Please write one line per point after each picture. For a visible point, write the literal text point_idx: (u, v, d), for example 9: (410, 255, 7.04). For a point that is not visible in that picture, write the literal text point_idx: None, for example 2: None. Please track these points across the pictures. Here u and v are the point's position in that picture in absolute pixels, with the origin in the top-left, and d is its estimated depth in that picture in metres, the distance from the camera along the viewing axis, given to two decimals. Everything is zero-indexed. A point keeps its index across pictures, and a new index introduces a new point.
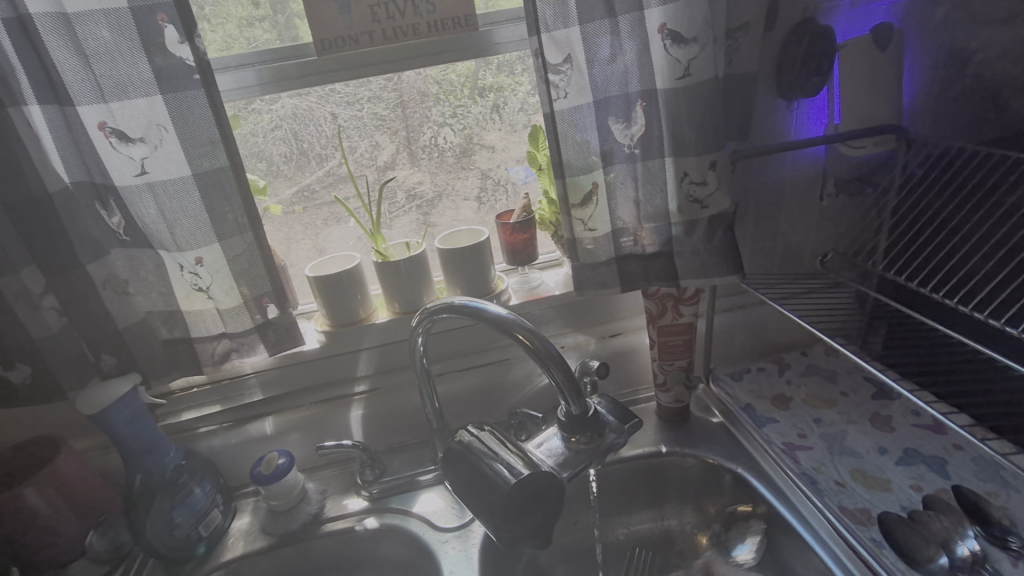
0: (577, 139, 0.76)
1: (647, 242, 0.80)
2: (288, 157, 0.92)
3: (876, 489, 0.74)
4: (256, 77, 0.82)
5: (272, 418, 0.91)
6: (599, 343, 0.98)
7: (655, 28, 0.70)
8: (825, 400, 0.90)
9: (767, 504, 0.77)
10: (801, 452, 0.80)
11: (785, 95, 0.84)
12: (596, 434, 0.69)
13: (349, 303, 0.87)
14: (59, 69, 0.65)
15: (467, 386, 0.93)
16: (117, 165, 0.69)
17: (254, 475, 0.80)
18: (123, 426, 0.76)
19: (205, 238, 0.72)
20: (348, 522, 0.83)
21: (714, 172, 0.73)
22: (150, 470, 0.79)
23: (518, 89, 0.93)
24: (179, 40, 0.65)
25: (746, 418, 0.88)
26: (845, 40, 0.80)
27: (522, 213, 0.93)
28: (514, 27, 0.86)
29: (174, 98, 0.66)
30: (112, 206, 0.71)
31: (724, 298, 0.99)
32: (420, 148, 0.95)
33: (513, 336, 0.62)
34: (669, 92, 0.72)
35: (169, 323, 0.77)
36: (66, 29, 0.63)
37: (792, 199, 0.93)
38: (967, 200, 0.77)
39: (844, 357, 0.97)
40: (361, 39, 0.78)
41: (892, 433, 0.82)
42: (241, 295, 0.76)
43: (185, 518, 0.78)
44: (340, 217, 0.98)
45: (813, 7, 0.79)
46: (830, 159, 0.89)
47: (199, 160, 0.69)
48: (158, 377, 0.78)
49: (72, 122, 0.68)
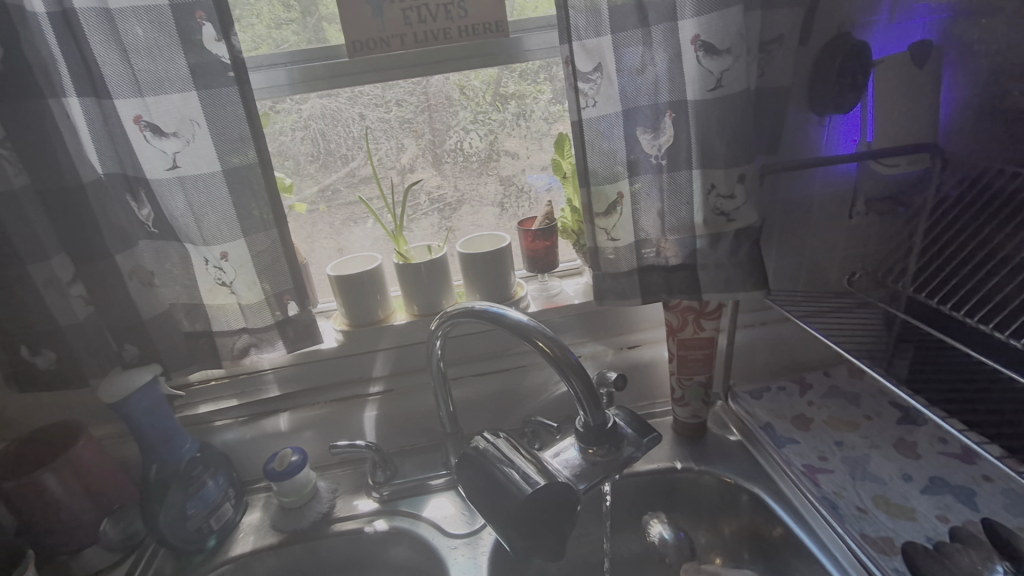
0: (604, 148, 0.75)
1: (670, 254, 0.80)
2: (313, 157, 0.93)
3: (899, 516, 0.71)
4: (288, 78, 0.84)
5: (287, 414, 0.91)
6: (616, 355, 0.96)
7: (688, 39, 0.69)
8: (847, 422, 0.87)
9: (785, 526, 0.76)
10: (821, 475, 0.79)
11: (817, 109, 0.83)
12: (612, 447, 0.69)
13: (367, 302, 0.87)
14: (99, 62, 0.66)
15: (482, 392, 0.92)
16: (150, 159, 0.70)
17: (267, 471, 0.80)
18: (141, 416, 0.75)
19: (231, 234, 0.73)
20: (358, 522, 0.82)
21: (742, 185, 0.73)
22: (166, 461, 0.78)
23: (540, 97, 0.93)
24: (216, 38, 0.66)
25: (765, 438, 0.86)
26: (880, 57, 0.79)
27: (544, 220, 0.92)
28: (544, 35, 0.86)
29: (209, 95, 0.68)
30: (142, 199, 0.73)
31: (746, 314, 0.98)
32: (445, 152, 0.95)
33: (533, 343, 0.63)
34: (699, 103, 0.71)
35: (191, 315, 0.78)
36: (108, 24, 0.65)
37: (821, 215, 0.91)
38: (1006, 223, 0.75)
39: (868, 380, 0.94)
40: (392, 42, 0.79)
41: (917, 459, 0.79)
42: (264, 290, 0.76)
43: (197, 511, 0.78)
44: (360, 218, 0.98)
45: (849, 22, 0.80)
46: (861, 176, 0.88)
47: (229, 156, 0.70)
48: (179, 369, 0.79)
49: (108, 115, 0.69)
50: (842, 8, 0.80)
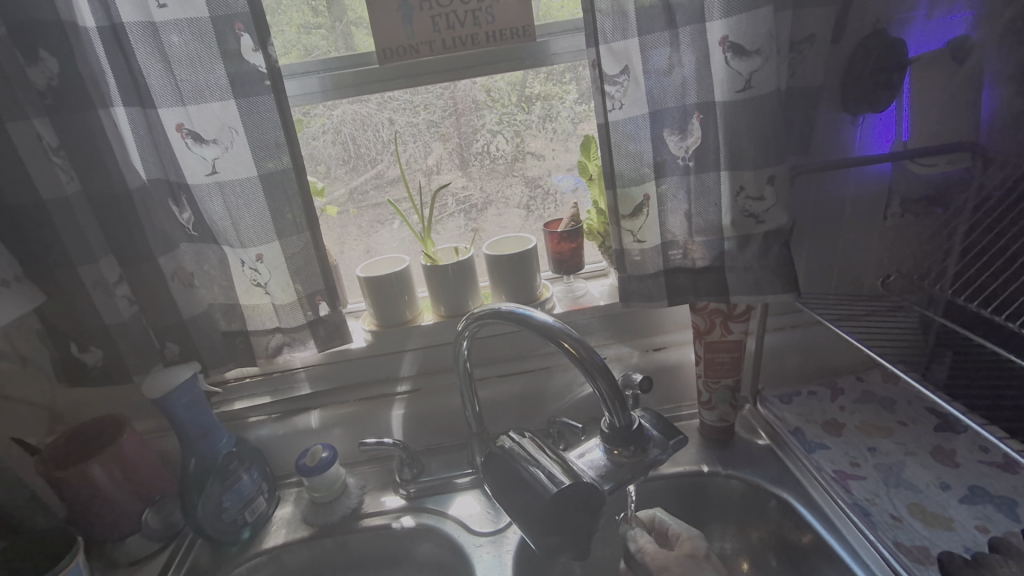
0: (630, 150, 0.76)
1: (697, 256, 0.79)
2: (343, 160, 0.95)
3: (936, 526, 0.69)
4: (320, 84, 0.87)
5: (317, 411, 0.94)
6: (642, 356, 0.96)
7: (717, 40, 0.69)
8: (881, 428, 0.85)
9: (815, 532, 0.74)
10: (853, 481, 0.77)
11: (850, 109, 0.82)
12: (638, 449, 0.69)
13: (395, 303, 0.88)
14: (144, 73, 0.70)
15: (508, 393, 0.93)
16: (191, 165, 0.73)
17: (299, 466, 0.82)
18: (181, 411, 0.79)
19: (266, 236, 0.76)
20: (385, 518, 0.84)
21: (771, 188, 0.72)
22: (204, 455, 0.81)
23: (566, 98, 0.93)
24: (253, 48, 0.69)
25: (794, 442, 0.84)
26: (917, 54, 0.78)
27: (569, 221, 0.93)
28: (571, 38, 0.87)
29: (247, 103, 0.70)
30: (183, 203, 0.76)
31: (776, 317, 0.96)
32: (471, 155, 0.97)
33: (559, 344, 0.63)
34: (727, 105, 0.71)
35: (228, 315, 0.82)
36: (152, 37, 0.69)
37: (854, 217, 0.89)
38: None
39: (903, 385, 0.92)
40: (421, 49, 0.81)
41: (956, 468, 0.77)
42: (296, 291, 0.79)
43: (233, 503, 0.81)
44: (386, 219, 1.00)
45: (885, 19, 0.77)
46: (897, 176, 0.86)
47: (265, 162, 0.73)
48: (217, 367, 0.82)
49: (152, 124, 0.73)
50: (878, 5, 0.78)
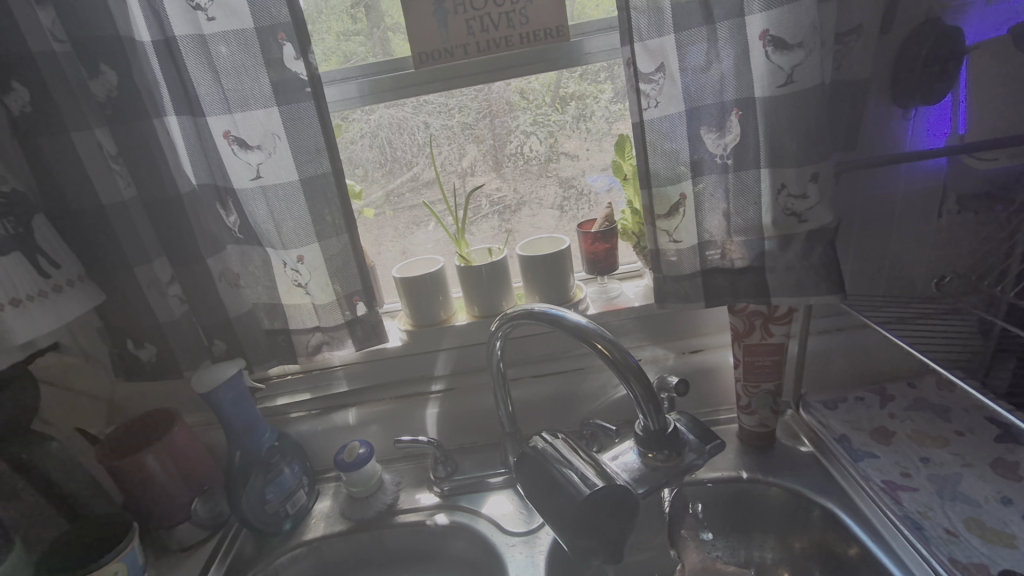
0: (666, 148, 0.75)
1: (735, 256, 0.77)
2: (379, 163, 0.97)
3: (995, 543, 0.65)
4: (357, 90, 0.89)
5: (355, 409, 0.96)
6: (678, 359, 0.94)
7: (757, 34, 0.67)
8: (935, 437, 0.80)
9: (862, 545, 0.72)
10: (904, 492, 0.73)
11: (901, 102, 0.78)
12: (673, 453, 0.67)
13: (430, 304, 0.90)
14: (194, 84, 0.73)
15: (541, 393, 0.92)
16: (237, 170, 0.76)
17: (337, 462, 0.84)
18: (228, 406, 0.82)
19: (307, 239, 0.79)
20: (420, 515, 0.86)
21: (815, 185, 0.69)
22: (248, 448, 0.85)
23: (601, 97, 0.93)
24: (295, 56, 0.71)
25: (840, 451, 0.81)
26: (976, 42, 0.73)
27: (604, 222, 0.92)
28: (605, 37, 0.86)
29: (289, 110, 0.73)
30: (230, 207, 0.80)
31: (821, 319, 0.93)
32: (505, 156, 0.97)
33: (592, 346, 0.63)
34: (768, 100, 0.68)
35: (271, 314, 0.85)
36: (202, 49, 0.72)
37: (905, 214, 0.85)
38: None
39: (960, 393, 0.87)
40: (456, 52, 0.81)
41: (1018, 481, 0.72)
42: (335, 292, 0.81)
43: (275, 496, 0.84)
44: (422, 220, 1.02)
45: (939, 6, 0.73)
46: (954, 171, 0.81)
47: (306, 166, 0.76)
48: (260, 364, 0.86)
49: (201, 131, 0.76)
50: None
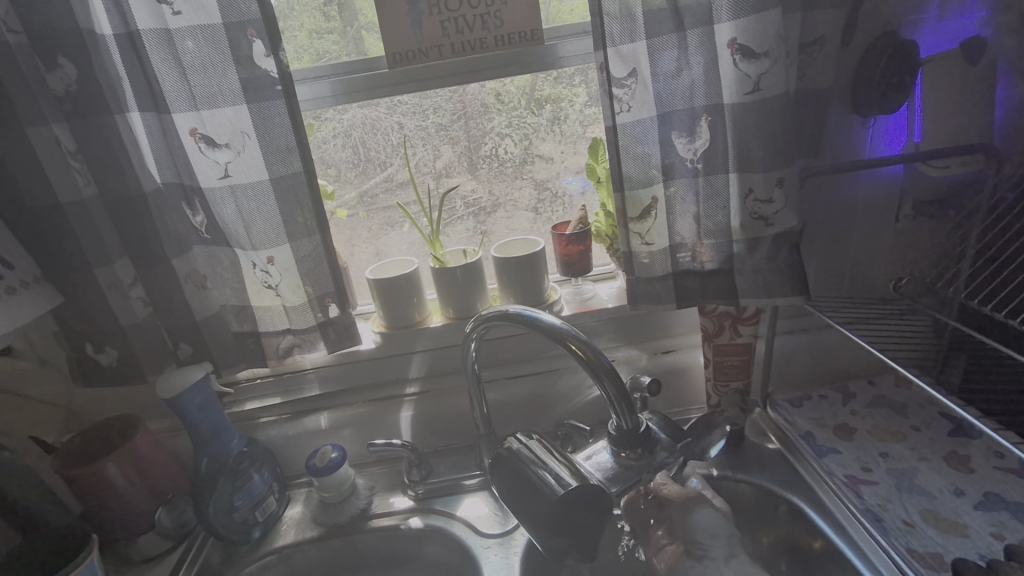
0: (638, 152, 0.76)
1: (706, 259, 0.79)
2: (352, 163, 0.96)
3: (949, 533, 0.68)
4: (330, 89, 0.87)
5: (327, 413, 0.94)
6: (650, 359, 0.95)
7: (725, 43, 0.69)
8: (893, 433, 0.84)
9: (825, 538, 0.74)
10: (864, 486, 0.76)
11: (861, 111, 0.81)
12: (646, 451, 0.69)
13: (405, 306, 0.89)
14: (159, 79, 0.71)
15: (516, 395, 0.93)
16: (204, 169, 0.75)
17: (309, 466, 0.82)
18: (194, 411, 0.80)
19: (277, 239, 0.77)
20: (394, 519, 0.85)
21: (780, 190, 0.72)
22: (216, 455, 0.83)
23: (576, 101, 0.94)
24: (265, 54, 0.70)
25: (805, 448, 0.83)
26: (929, 55, 0.78)
27: (578, 224, 0.93)
28: (578, 41, 0.87)
29: (259, 108, 0.72)
30: (196, 206, 0.78)
31: (786, 320, 0.95)
32: (480, 158, 0.97)
33: (566, 347, 0.64)
34: (736, 107, 0.70)
35: (240, 317, 0.83)
36: (167, 44, 0.70)
37: (865, 218, 0.88)
38: None
39: (916, 390, 0.90)
40: (430, 53, 0.81)
41: (969, 474, 0.76)
42: (307, 294, 0.80)
43: (244, 503, 0.82)
44: (396, 222, 1.01)
45: (895, 21, 0.77)
46: (909, 178, 0.85)
47: (276, 166, 0.74)
48: (228, 367, 0.84)
49: (167, 129, 0.74)
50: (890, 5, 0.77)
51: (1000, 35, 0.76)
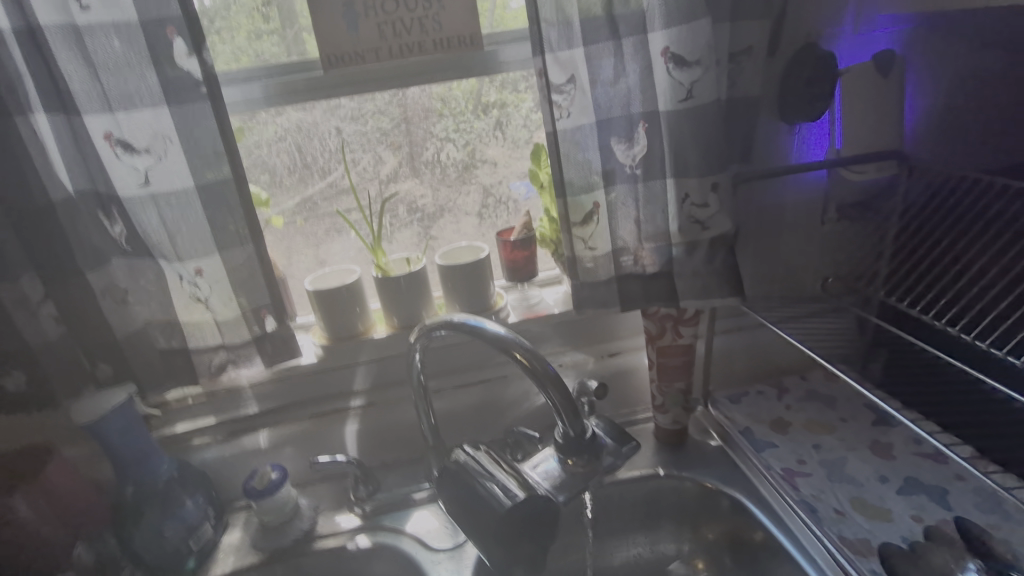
0: (579, 158, 0.76)
1: (647, 262, 0.80)
2: (290, 169, 0.92)
3: (875, 519, 0.73)
4: (263, 91, 0.84)
5: (266, 431, 0.90)
6: (597, 363, 0.97)
7: (658, 52, 0.70)
8: (824, 425, 0.89)
9: (766, 530, 0.76)
10: (799, 479, 0.80)
11: (787, 118, 0.86)
12: (592, 457, 0.69)
13: (347, 316, 0.86)
14: (66, 78, 0.66)
15: (464, 404, 0.92)
16: (121, 175, 0.69)
17: (247, 489, 0.79)
18: (115, 437, 0.74)
19: (206, 250, 0.73)
20: (340, 539, 0.82)
21: (714, 195, 0.74)
22: (142, 481, 0.77)
23: (521, 106, 0.94)
24: (187, 53, 0.66)
25: (744, 443, 0.87)
26: (846, 66, 0.81)
27: (522, 229, 0.93)
28: (518, 47, 0.88)
29: (181, 110, 0.67)
30: (114, 216, 0.71)
31: (724, 320, 0.98)
32: (423, 163, 0.95)
33: (511, 356, 0.63)
34: (671, 114, 0.72)
35: (167, 333, 0.77)
36: (76, 40, 0.64)
37: (794, 221, 0.92)
38: (979, 235, 0.76)
39: (844, 383, 0.96)
40: (368, 56, 0.79)
41: (892, 461, 0.81)
42: (239, 306, 0.76)
43: (174, 531, 0.77)
44: (342, 228, 0.97)
45: (815, 34, 0.83)
46: (832, 183, 0.89)
47: (204, 172, 0.70)
48: (155, 388, 0.78)
49: (78, 132, 0.68)
50: (809, 18, 0.82)
51: (911, 48, 0.79)
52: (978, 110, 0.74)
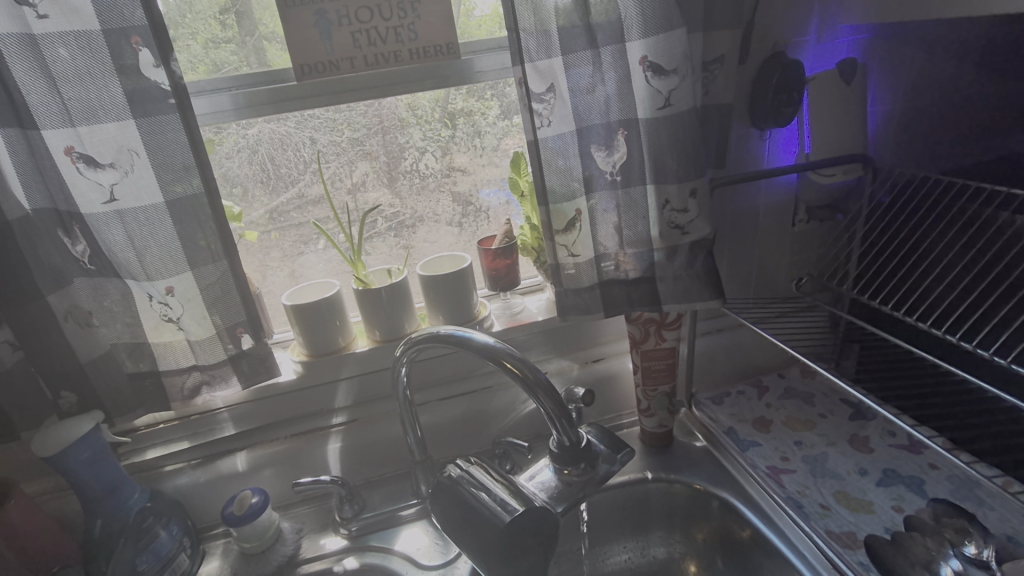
0: (560, 166, 0.76)
1: (629, 268, 0.81)
2: (261, 181, 0.89)
3: (859, 511, 0.75)
4: (231, 102, 0.80)
5: (244, 453, 0.87)
6: (582, 369, 0.97)
7: (637, 60, 0.71)
8: (804, 421, 0.91)
9: (754, 528, 0.77)
10: (784, 475, 0.81)
11: (758, 125, 0.88)
12: (587, 466, 0.69)
13: (326, 331, 0.84)
14: (23, 91, 0.62)
15: (450, 415, 0.90)
16: (84, 192, 0.66)
17: (225, 516, 0.75)
18: (83, 468, 0.71)
19: (177, 267, 0.69)
20: (326, 562, 0.79)
21: (694, 200, 0.75)
22: (111, 515, 0.74)
23: (488, 114, 0.93)
24: (154, 63, 0.63)
25: (729, 442, 0.88)
26: (813, 74, 0.87)
27: (504, 238, 0.92)
28: (495, 55, 0.87)
29: (148, 122, 0.64)
30: (76, 233, 0.68)
31: (706, 322, 1.00)
32: (400, 172, 0.94)
33: (501, 365, 0.62)
34: (650, 121, 0.73)
35: (135, 355, 0.74)
36: (32, 50, 0.60)
37: (767, 224, 0.96)
38: (944, 231, 0.78)
39: (821, 379, 0.99)
40: (342, 65, 0.77)
41: (870, 453, 0.83)
42: (214, 324, 0.73)
43: (149, 565, 0.73)
44: (309, 238, 0.95)
45: (783, 42, 0.85)
46: (802, 186, 0.93)
47: (173, 186, 0.67)
48: (124, 415, 0.75)
49: (35, 147, 0.64)
50: (776, 27, 0.84)
51: (870, 53, 0.83)
52: (934, 118, 0.78)
